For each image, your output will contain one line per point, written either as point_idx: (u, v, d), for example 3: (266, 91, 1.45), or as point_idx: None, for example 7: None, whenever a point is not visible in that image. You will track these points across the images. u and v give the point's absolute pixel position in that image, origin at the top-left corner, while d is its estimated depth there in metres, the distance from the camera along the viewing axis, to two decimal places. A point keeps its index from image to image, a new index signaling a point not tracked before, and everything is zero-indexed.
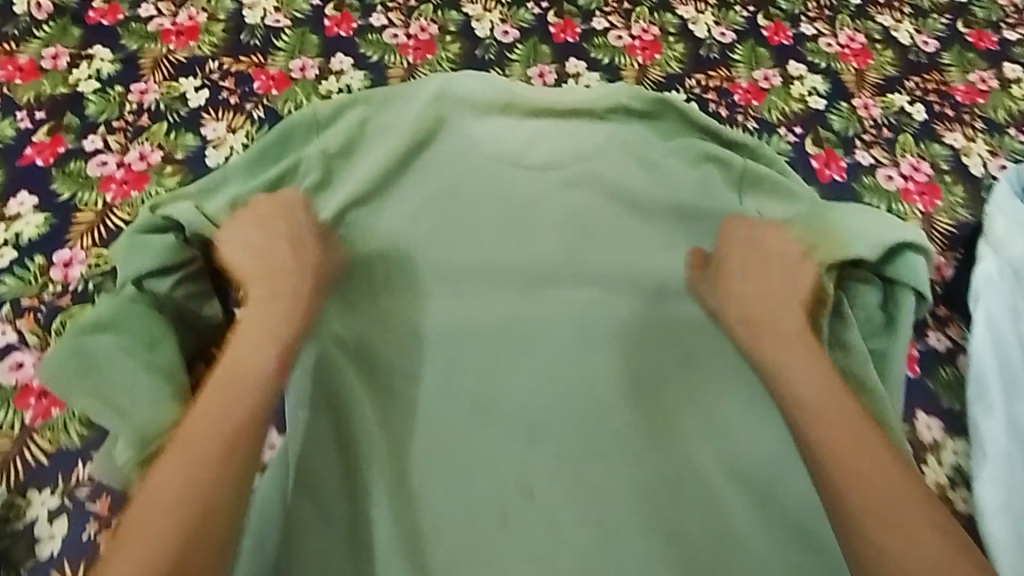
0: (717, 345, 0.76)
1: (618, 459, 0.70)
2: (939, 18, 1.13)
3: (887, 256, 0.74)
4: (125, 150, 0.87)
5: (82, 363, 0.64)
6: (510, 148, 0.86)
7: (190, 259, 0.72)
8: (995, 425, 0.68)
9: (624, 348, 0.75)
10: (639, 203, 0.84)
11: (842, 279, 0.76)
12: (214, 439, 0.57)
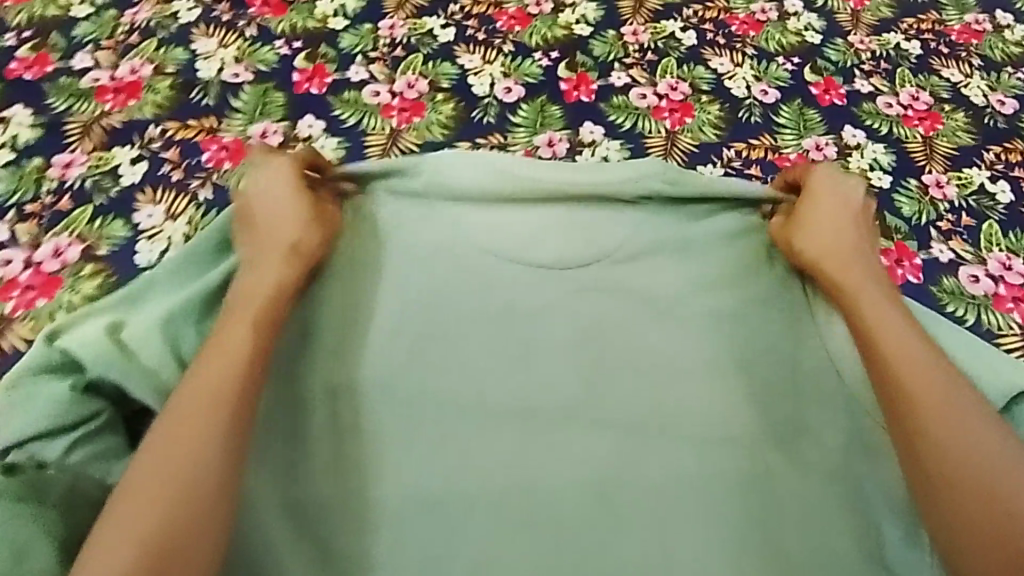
0: (772, 517, 0.60)
1: None
2: (1016, 72, 0.96)
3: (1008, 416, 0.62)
4: (36, 244, 0.71)
5: None
6: (516, 243, 0.70)
7: (94, 412, 0.57)
8: None
9: (653, 524, 0.59)
10: (672, 326, 0.68)
11: None
12: (204, 418, 0.50)
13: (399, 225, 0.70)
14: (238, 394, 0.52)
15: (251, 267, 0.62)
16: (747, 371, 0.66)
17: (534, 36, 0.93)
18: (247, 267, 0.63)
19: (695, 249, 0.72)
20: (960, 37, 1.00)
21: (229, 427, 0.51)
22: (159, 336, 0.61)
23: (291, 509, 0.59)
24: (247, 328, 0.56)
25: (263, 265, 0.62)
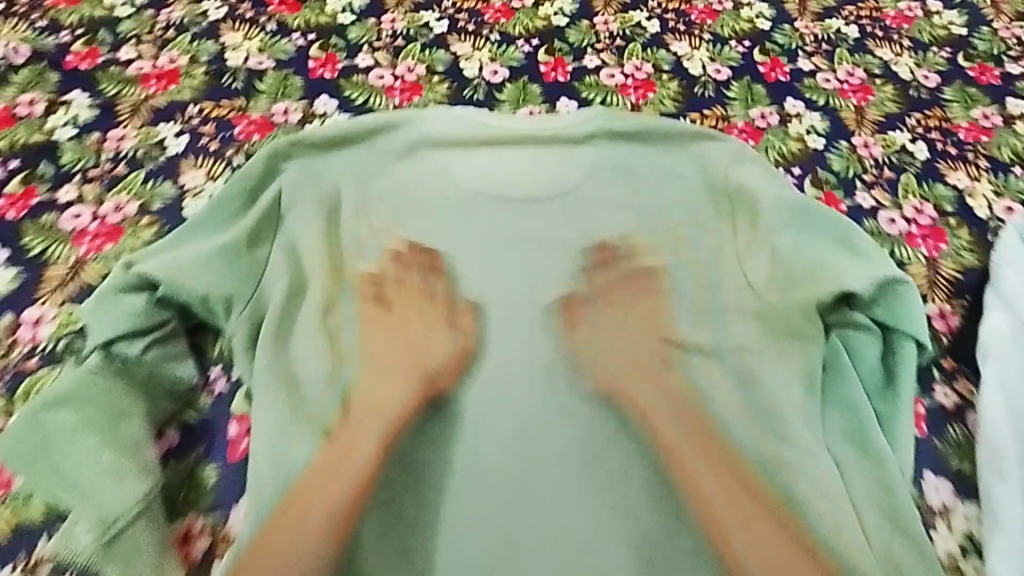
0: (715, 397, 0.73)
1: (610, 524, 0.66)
2: (941, 52, 1.10)
3: (878, 296, 0.74)
4: (100, 202, 0.85)
5: (42, 440, 0.62)
6: (489, 179, 0.84)
7: (166, 321, 0.70)
8: (1010, 491, 0.64)
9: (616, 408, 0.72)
10: (632, 254, 0.80)
11: (840, 322, 0.75)
12: (347, 482, 0.62)
13: (399, 168, 0.85)
14: (347, 509, 0.61)
15: (397, 351, 0.72)
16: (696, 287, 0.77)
17: (517, 27, 1.07)
18: (366, 375, 0.70)
19: (654, 199, 0.85)
20: (893, 23, 1.14)
21: (332, 534, 0.60)
22: (208, 263, 0.74)
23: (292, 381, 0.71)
24: (393, 408, 0.68)
25: (434, 350, 0.72)
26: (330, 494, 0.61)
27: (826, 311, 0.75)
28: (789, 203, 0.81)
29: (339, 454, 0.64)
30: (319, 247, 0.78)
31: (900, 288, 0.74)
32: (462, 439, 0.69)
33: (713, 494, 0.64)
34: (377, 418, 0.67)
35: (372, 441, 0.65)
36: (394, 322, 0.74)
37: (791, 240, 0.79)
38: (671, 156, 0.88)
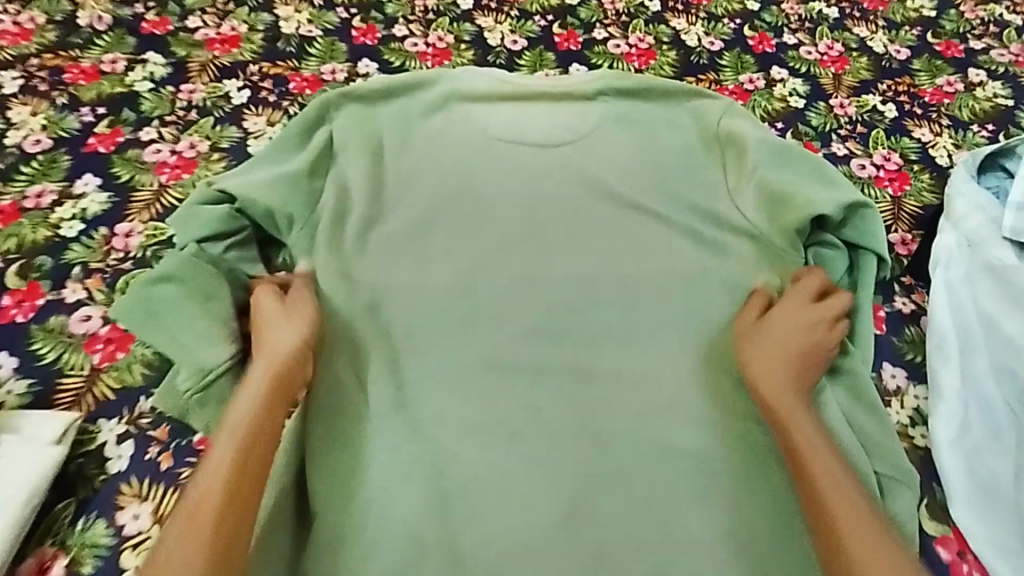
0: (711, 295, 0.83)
1: (621, 392, 0.76)
2: (911, 30, 1.23)
3: (845, 217, 0.85)
4: (176, 140, 0.98)
5: (149, 312, 0.76)
6: (511, 129, 0.97)
7: (241, 228, 0.83)
8: (951, 371, 0.74)
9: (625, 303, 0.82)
10: (638, 185, 0.92)
11: (814, 241, 0.87)
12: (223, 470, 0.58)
13: (433, 119, 0.98)
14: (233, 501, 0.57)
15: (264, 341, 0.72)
16: (692, 211, 0.90)
17: (534, 4, 1.21)
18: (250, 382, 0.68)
19: (658, 143, 0.98)
20: (870, 5, 1.27)
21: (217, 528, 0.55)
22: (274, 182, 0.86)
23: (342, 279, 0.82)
24: (250, 405, 0.65)
25: (277, 345, 0.71)
26: (196, 512, 0.55)
27: (801, 229, 0.86)
28: (770, 145, 0.94)
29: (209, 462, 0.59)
30: (366, 178, 0.90)
31: (863, 211, 0.85)
32: (489, 325, 0.79)
33: (849, 500, 0.61)
34: (246, 406, 0.64)
35: (239, 438, 0.61)
36: (277, 322, 0.74)
37: (772, 173, 0.91)
38: (669, 111, 1.02)
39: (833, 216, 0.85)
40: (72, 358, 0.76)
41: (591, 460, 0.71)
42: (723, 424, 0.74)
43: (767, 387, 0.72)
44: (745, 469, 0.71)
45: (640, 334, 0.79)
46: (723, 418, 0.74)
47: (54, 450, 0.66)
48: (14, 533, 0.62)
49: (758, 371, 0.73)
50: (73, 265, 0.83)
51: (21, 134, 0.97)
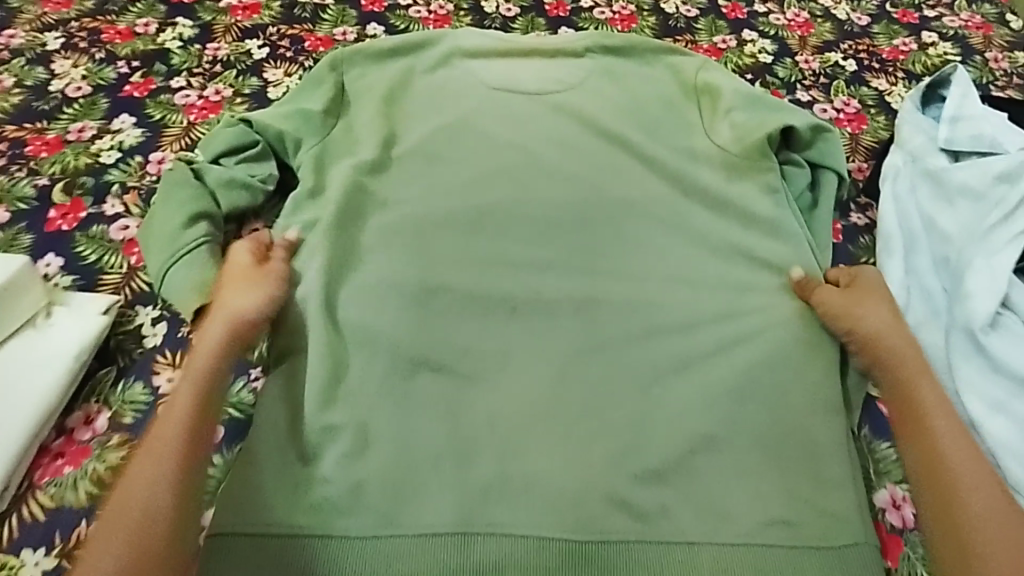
0: (690, 208, 0.92)
1: (608, 284, 0.84)
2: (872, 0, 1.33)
3: (811, 137, 0.93)
4: (203, 88, 1.08)
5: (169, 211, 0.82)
6: (506, 82, 1.08)
7: (252, 143, 0.91)
8: (896, 266, 0.79)
9: (611, 216, 0.90)
10: (622, 123, 1.02)
11: (781, 158, 0.94)
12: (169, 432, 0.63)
13: (435, 72, 1.09)
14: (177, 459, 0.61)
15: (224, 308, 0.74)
16: (671, 143, 1.00)
17: None
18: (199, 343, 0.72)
19: (639, 92, 1.08)
20: None
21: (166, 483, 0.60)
22: (293, 115, 0.95)
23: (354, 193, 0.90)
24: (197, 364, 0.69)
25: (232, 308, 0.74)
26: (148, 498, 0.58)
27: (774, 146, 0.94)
28: (745, 88, 1.04)
29: (155, 452, 0.61)
30: (372, 115, 1.00)
31: (825, 136, 0.93)
32: (488, 234, 0.88)
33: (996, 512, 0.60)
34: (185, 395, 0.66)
35: (185, 426, 0.64)
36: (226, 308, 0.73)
37: (746, 111, 1.01)
38: (651, 68, 1.12)
39: (802, 134, 0.93)
40: (113, 260, 0.85)
41: (582, 338, 0.78)
42: (703, 310, 0.80)
43: (917, 376, 0.69)
44: (721, 344, 0.77)
45: (624, 241, 0.88)
46: (701, 306, 0.81)
47: (99, 319, 0.74)
48: (65, 382, 0.70)
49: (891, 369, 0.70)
50: (113, 185, 0.92)
51: (63, 83, 1.07)
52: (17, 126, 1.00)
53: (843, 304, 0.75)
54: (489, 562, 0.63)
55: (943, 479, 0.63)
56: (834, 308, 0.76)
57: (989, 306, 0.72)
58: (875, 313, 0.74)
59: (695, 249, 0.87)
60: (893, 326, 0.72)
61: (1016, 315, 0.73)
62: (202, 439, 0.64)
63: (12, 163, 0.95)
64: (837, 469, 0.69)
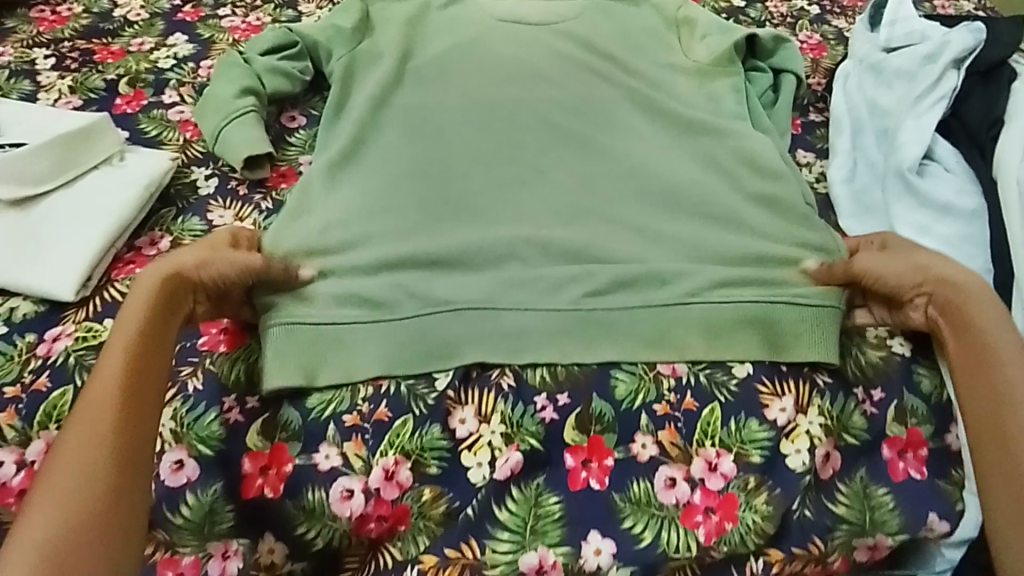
0: (671, 107, 1.04)
1: (598, 162, 0.98)
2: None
3: (772, 47, 1.09)
4: (246, 16, 1.23)
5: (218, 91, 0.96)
6: (509, 13, 1.23)
7: (292, 45, 1.05)
8: (843, 140, 0.93)
9: (602, 116, 1.05)
10: (610, 46, 1.17)
11: (748, 66, 1.09)
12: (97, 408, 0.61)
13: (446, 7, 1.23)
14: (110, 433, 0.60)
15: (162, 271, 0.69)
16: (653, 62, 1.14)
17: None
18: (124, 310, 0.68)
19: (628, 25, 1.22)
20: None
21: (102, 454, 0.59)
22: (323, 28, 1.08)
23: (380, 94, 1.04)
24: (127, 333, 0.65)
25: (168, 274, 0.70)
26: (82, 483, 0.57)
27: (741, 54, 1.08)
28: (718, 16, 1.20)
29: (79, 431, 0.60)
30: (392, 34, 1.14)
31: (785, 45, 1.08)
32: (495, 125, 1.02)
33: None
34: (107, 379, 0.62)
35: (108, 400, 0.61)
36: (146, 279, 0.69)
37: (718, 33, 1.16)
38: (637, 6, 1.25)
39: (765, 45, 1.09)
40: (171, 135, 0.99)
41: (577, 198, 0.93)
42: (680, 182, 0.94)
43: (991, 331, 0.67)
44: (693, 203, 0.92)
45: (612, 133, 1.03)
46: (677, 178, 0.95)
47: (164, 164, 0.88)
48: (139, 205, 0.83)
49: (968, 322, 0.68)
50: (170, 82, 1.07)
51: (125, 11, 1.22)
52: (86, 41, 1.15)
53: (901, 259, 0.74)
54: (499, 331, 0.75)
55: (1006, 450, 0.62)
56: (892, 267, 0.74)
57: (916, 153, 0.86)
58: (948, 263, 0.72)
59: (673, 138, 1.02)
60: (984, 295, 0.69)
61: (940, 164, 0.87)
62: (135, 420, 0.62)
63: (84, 66, 1.10)
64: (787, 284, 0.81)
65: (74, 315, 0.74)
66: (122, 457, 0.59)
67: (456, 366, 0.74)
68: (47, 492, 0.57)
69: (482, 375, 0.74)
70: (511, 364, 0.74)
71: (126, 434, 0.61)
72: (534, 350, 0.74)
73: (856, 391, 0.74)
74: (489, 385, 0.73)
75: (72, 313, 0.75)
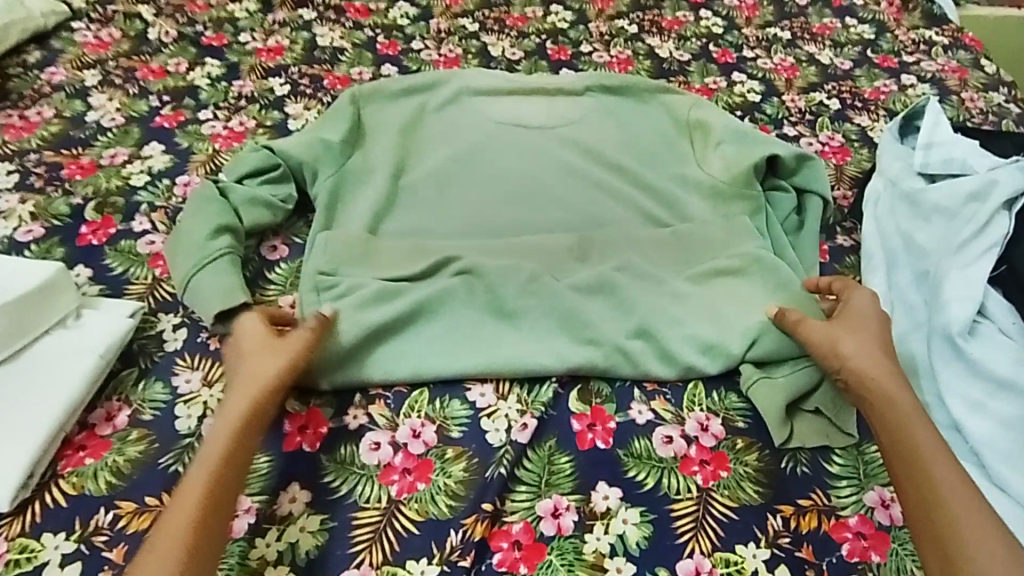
0: (687, 234, 0.94)
1: (608, 302, 0.86)
2: (855, 47, 1.38)
3: (795, 166, 0.99)
4: (229, 119, 1.15)
5: (190, 228, 0.88)
6: (509, 113, 1.11)
7: (278, 165, 0.97)
8: (879, 279, 0.87)
9: (610, 240, 0.94)
10: (619, 154, 1.06)
11: (769, 184, 1.01)
12: (206, 474, 0.63)
13: (437, 108, 1.11)
14: (207, 507, 0.61)
15: (264, 344, 0.74)
16: (666, 174, 1.04)
17: (532, 27, 1.39)
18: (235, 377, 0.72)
19: (638, 125, 1.11)
20: (818, 30, 1.42)
21: (198, 526, 0.60)
22: (305, 146, 0.98)
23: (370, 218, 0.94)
24: (239, 403, 0.69)
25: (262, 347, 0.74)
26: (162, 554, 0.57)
27: (760, 174, 0.99)
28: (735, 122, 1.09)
29: (181, 501, 0.61)
30: (385, 143, 1.04)
31: (809, 163, 1.00)
32: (491, 254, 0.91)
33: (973, 532, 0.60)
34: (212, 451, 0.65)
35: (213, 473, 0.63)
36: (252, 364, 0.72)
37: (733, 144, 1.04)
38: (645, 106, 1.14)
39: (787, 163, 0.99)
40: (138, 272, 0.90)
41: (586, 351, 0.81)
42: (702, 331, 0.82)
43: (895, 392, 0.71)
44: (716, 360, 0.81)
45: (622, 262, 0.90)
46: (699, 327, 0.83)
47: (126, 322, 0.79)
48: (96, 374, 0.75)
49: (872, 386, 0.71)
50: (141, 205, 0.99)
51: (99, 115, 1.14)
52: (55, 152, 1.07)
53: (829, 336, 0.76)
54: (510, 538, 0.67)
55: (923, 483, 0.64)
56: (817, 339, 0.76)
57: (965, 311, 0.80)
58: (859, 350, 0.74)
59: (692, 269, 0.90)
60: (868, 353, 0.73)
61: (992, 322, 0.81)
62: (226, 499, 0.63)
63: (50, 184, 1.01)
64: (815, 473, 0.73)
65: (9, 527, 0.66)
66: (190, 551, 0.58)
67: None
68: (147, 558, 0.58)
69: None
70: None
71: (204, 540, 0.59)
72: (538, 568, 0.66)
73: None
74: None
75: (7, 523, 0.67)
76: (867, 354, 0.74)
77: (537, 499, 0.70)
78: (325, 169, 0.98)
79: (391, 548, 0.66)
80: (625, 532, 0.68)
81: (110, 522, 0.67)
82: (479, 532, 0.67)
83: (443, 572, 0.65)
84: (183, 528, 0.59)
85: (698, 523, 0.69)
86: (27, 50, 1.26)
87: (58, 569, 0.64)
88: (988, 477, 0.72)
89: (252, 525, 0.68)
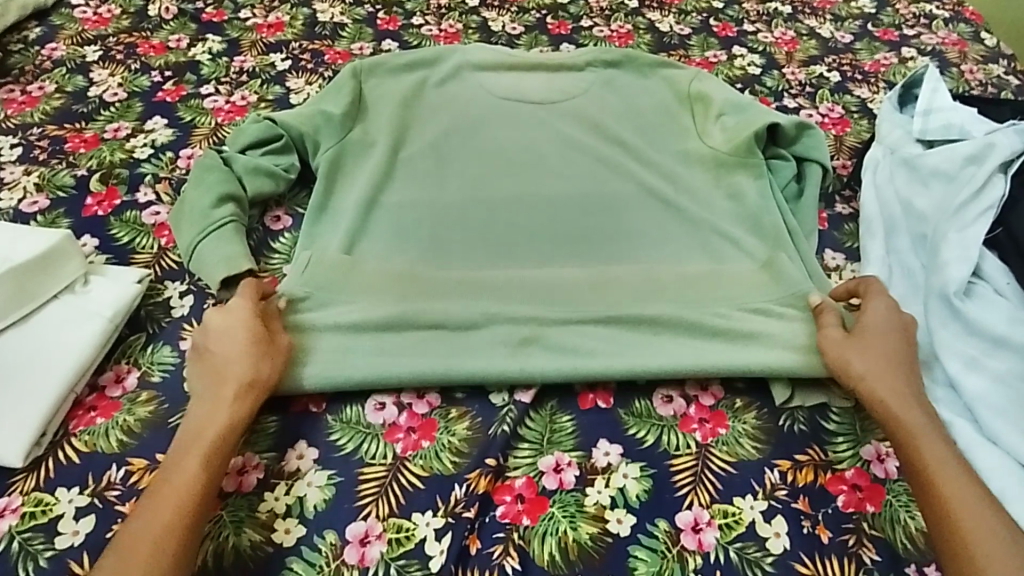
0: (686, 210, 0.96)
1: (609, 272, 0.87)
2: (855, 20, 1.38)
3: (795, 135, 1.00)
4: (230, 94, 1.15)
5: (196, 197, 0.89)
6: (509, 87, 1.11)
7: (279, 137, 0.97)
8: (876, 244, 0.88)
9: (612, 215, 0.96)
10: (620, 126, 1.07)
11: (769, 154, 1.01)
12: (199, 459, 0.65)
13: (438, 81, 1.11)
14: (198, 490, 0.63)
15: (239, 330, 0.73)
16: (666, 146, 1.04)
17: (532, 2, 1.39)
18: (221, 358, 0.72)
19: (639, 97, 1.12)
20: (819, 3, 1.42)
21: (188, 509, 0.62)
22: (306, 119, 0.99)
23: (373, 189, 0.95)
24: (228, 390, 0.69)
25: (241, 332, 0.73)
26: (153, 536, 0.59)
27: (761, 143, 1.00)
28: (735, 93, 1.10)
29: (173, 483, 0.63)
30: (387, 116, 1.04)
31: (808, 132, 1.00)
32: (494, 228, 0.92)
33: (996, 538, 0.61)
34: (202, 441, 0.66)
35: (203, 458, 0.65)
36: (231, 353, 0.72)
37: (732, 116, 1.04)
38: (646, 79, 1.14)
39: (787, 131, 1.00)
40: (144, 241, 0.91)
41: (587, 315, 0.82)
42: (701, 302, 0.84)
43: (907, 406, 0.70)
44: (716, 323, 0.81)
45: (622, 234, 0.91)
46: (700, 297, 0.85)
47: (133, 287, 0.80)
48: (104, 337, 0.76)
49: (889, 402, 0.70)
50: (145, 177, 0.99)
51: (101, 89, 1.15)
52: (58, 126, 1.08)
53: (842, 347, 0.75)
54: (514, 493, 0.69)
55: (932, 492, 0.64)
56: (831, 347, 0.75)
57: (962, 274, 0.81)
58: (886, 371, 0.72)
59: (691, 244, 0.93)
60: (883, 365, 0.72)
61: (988, 283, 0.82)
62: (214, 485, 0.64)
63: (53, 157, 1.02)
64: (812, 432, 0.75)
65: (22, 482, 0.68)
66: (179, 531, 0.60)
67: (452, 542, 0.65)
68: (135, 532, 0.60)
69: (481, 554, 0.65)
70: (514, 539, 0.66)
71: (191, 520, 0.61)
72: (541, 521, 0.67)
73: (906, 571, 0.65)
74: (490, 568, 0.64)
75: (20, 480, 0.68)
76: (891, 375, 0.72)
77: (538, 456, 0.72)
78: (326, 141, 0.99)
79: (398, 502, 0.68)
80: (626, 486, 0.70)
81: (121, 478, 0.69)
82: (482, 486, 0.69)
83: (448, 524, 0.66)
84: (156, 542, 0.59)
85: (696, 477, 0.70)
86: (27, 26, 1.26)
87: (72, 522, 0.66)
88: (980, 432, 0.74)
89: (262, 480, 0.69)
